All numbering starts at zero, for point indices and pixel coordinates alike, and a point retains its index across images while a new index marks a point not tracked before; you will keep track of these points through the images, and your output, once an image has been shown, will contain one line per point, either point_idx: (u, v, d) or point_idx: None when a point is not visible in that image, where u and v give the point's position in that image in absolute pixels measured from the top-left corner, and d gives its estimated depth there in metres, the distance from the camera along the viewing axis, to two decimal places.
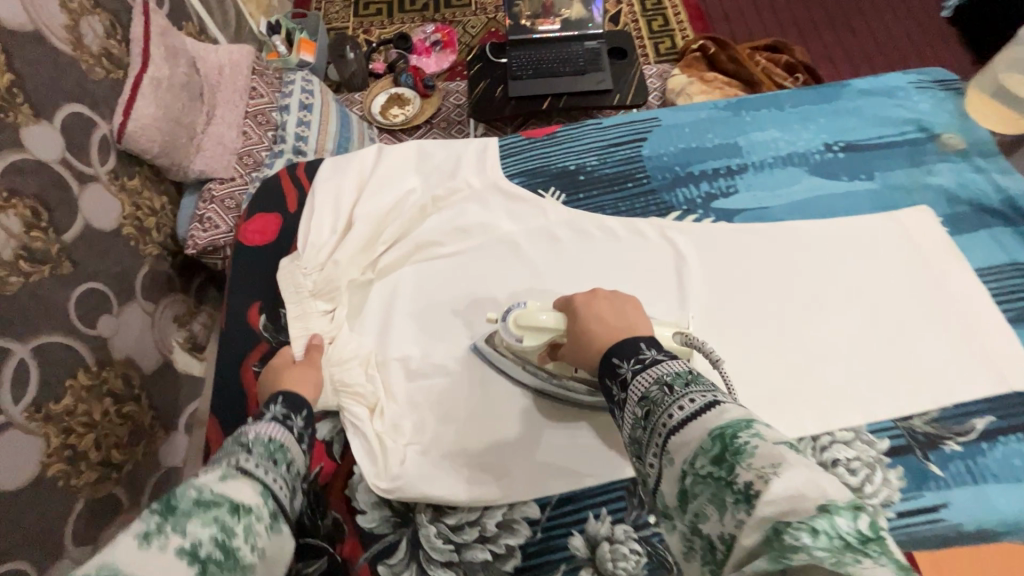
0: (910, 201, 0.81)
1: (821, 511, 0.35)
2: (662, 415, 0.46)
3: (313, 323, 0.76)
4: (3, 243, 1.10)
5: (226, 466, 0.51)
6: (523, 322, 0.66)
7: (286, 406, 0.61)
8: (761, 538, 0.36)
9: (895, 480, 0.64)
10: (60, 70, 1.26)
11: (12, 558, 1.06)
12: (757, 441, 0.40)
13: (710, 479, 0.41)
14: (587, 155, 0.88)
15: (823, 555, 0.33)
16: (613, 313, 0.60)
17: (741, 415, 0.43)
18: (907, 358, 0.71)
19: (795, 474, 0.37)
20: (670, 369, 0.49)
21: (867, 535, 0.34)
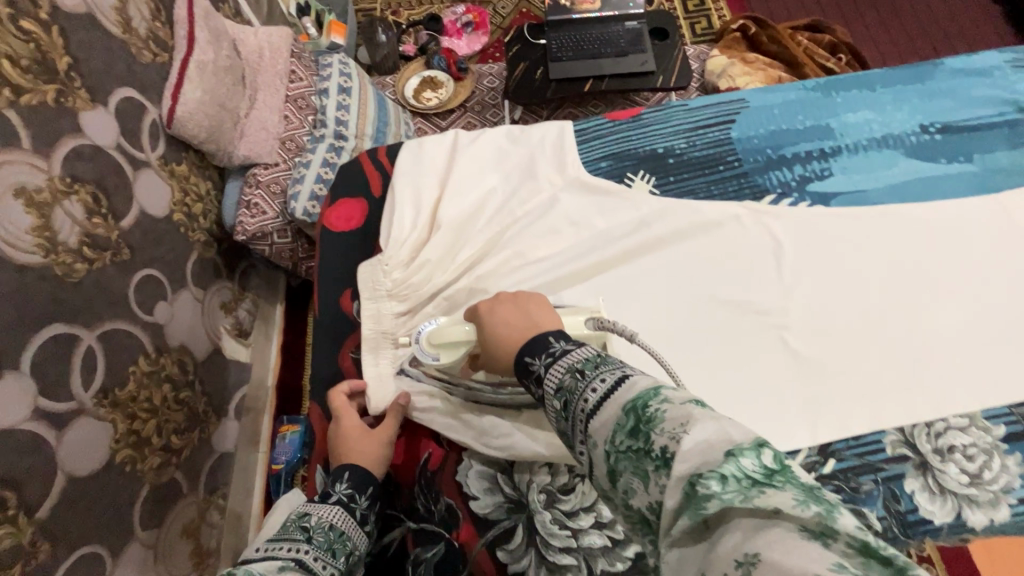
0: (1011, 183, 0.79)
1: (727, 455, 0.35)
2: (578, 402, 0.46)
3: (387, 326, 0.75)
4: (69, 229, 1.09)
5: (284, 554, 0.53)
6: (434, 339, 0.67)
7: (351, 486, 0.62)
8: (681, 496, 0.36)
9: (1014, 466, 0.63)
10: (112, 53, 1.24)
11: (89, 541, 1.07)
12: (666, 405, 0.41)
13: (632, 452, 0.40)
14: (675, 139, 0.86)
15: (731, 497, 0.33)
16: (515, 312, 0.61)
17: (649, 384, 0.44)
18: (1017, 345, 0.69)
19: (702, 426, 0.38)
20: (579, 357, 0.50)
21: (771, 469, 0.35)
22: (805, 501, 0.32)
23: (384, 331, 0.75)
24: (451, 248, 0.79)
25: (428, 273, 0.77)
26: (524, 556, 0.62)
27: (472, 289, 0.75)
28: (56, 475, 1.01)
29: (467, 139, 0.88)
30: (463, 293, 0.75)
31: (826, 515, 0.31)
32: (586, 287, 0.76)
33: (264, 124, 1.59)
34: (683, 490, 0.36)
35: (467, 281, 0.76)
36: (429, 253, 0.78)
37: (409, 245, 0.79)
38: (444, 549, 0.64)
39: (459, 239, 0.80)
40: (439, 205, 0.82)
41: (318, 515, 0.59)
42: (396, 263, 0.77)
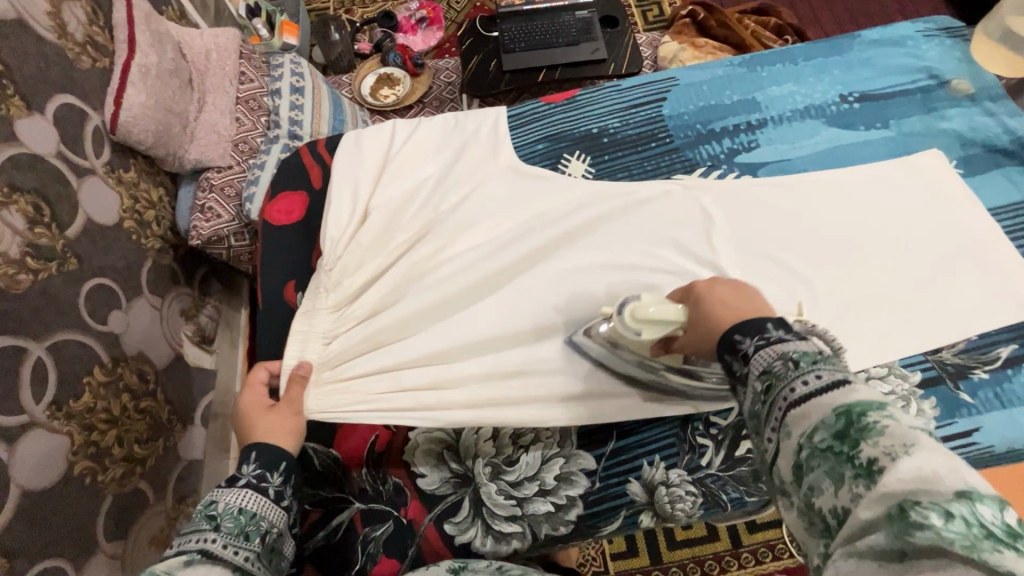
0: (923, 144, 0.83)
1: (960, 496, 0.33)
2: (786, 388, 0.43)
3: (319, 320, 0.71)
4: (9, 239, 1.07)
5: (192, 546, 0.54)
6: (638, 314, 0.61)
7: (260, 466, 0.60)
8: (882, 513, 0.35)
9: (929, 409, 0.68)
10: (47, 59, 1.21)
11: (49, 555, 1.06)
12: (889, 422, 0.38)
13: (831, 453, 0.39)
14: (608, 119, 0.88)
15: (954, 538, 0.32)
16: (734, 295, 0.54)
17: (873, 396, 0.40)
18: (934, 292, 0.73)
19: (931, 457, 0.35)
20: (796, 347, 0.45)
21: (1015, 531, 0.32)
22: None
23: (314, 327, 0.71)
24: (386, 231, 0.79)
25: (366, 263, 0.76)
26: (471, 528, 0.65)
27: (409, 276, 0.75)
28: (9, 489, 0.99)
29: (403, 128, 0.89)
30: (402, 281, 0.75)
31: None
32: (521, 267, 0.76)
33: (215, 127, 1.57)
34: (890, 509, 0.34)
35: (406, 265, 0.76)
36: (364, 239, 0.77)
37: (346, 240, 0.77)
38: (393, 527, 0.65)
39: (394, 222, 0.80)
40: (377, 196, 0.82)
41: (226, 500, 0.58)
42: (331, 262, 0.75)
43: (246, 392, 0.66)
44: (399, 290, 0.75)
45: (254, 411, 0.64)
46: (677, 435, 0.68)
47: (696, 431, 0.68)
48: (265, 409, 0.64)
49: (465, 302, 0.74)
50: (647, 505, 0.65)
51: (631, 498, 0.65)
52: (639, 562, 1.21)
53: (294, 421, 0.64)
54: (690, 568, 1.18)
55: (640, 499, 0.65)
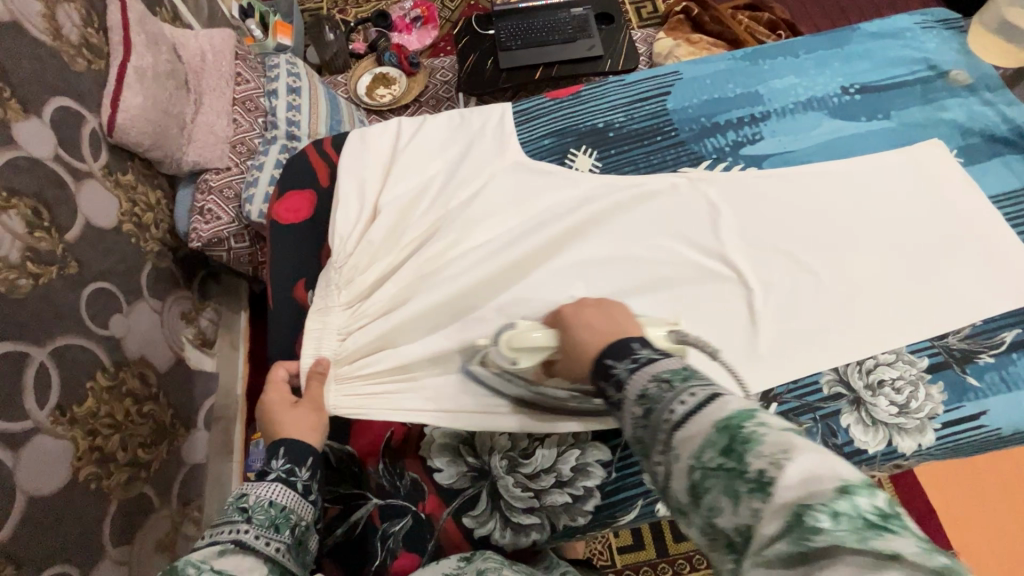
0: (924, 134, 0.84)
1: (841, 491, 0.33)
2: (664, 411, 0.44)
3: (331, 317, 0.72)
4: (9, 244, 1.06)
5: (225, 538, 0.56)
6: (513, 343, 0.62)
7: (288, 460, 0.60)
8: (780, 524, 0.34)
9: (937, 394, 0.69)
10: (42, 61, 1.20)
11: (57, 561, 1.05)
12: (765, 429, 0.39)
13: (722, 472, 0.39)
14: (614, 113, 0.89)
15: (845, 536, 0.31)
16: (602, 318, 0.58)
17: (746, 405, 0.41)
18: (937, 281, 0.74)
19: (807, 457, 0.36)
20: (665, 366, 0.47)
21: (887, 512, 0.33)
22: (932, 552, 0.30)
23: (328, 323, 0.72)
24: (395, 230, 0.79)
25: (377, 262, 0.77)
26: (489, 521, 0.65)
27: (419, 276, 0.75)
28: (15, 496, 0.99)
29: (409, 126, 0.89)
30: (411, 280, 0.75)
31: (955, 569, 0.29)
32: (531, 264, 0.77)
33: (212, 128, 1.56)
34: (787, 518, 0.34)
35: (416, 265, 0.76)
36: (372, 237, 0.77)
37: (355, 238, 0.78)
38: (411, 522, 0.65)
39: (404, 222, 0.80)
40: (384, 194, 0.81)
41: (257, 493, 0.59)
42: (342, 259, 0.76)
43: (268, 391, 0.67)
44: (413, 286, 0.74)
45: (276, 408, 0.65)
46: None
47: None
48: (286, 405, 0.65)
49: (477, 298, 0.74)
50: None
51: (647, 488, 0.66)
52: (645, 554, 1.22)
53: (313, 418, 0.64)
54: (697, 560, 1.20)
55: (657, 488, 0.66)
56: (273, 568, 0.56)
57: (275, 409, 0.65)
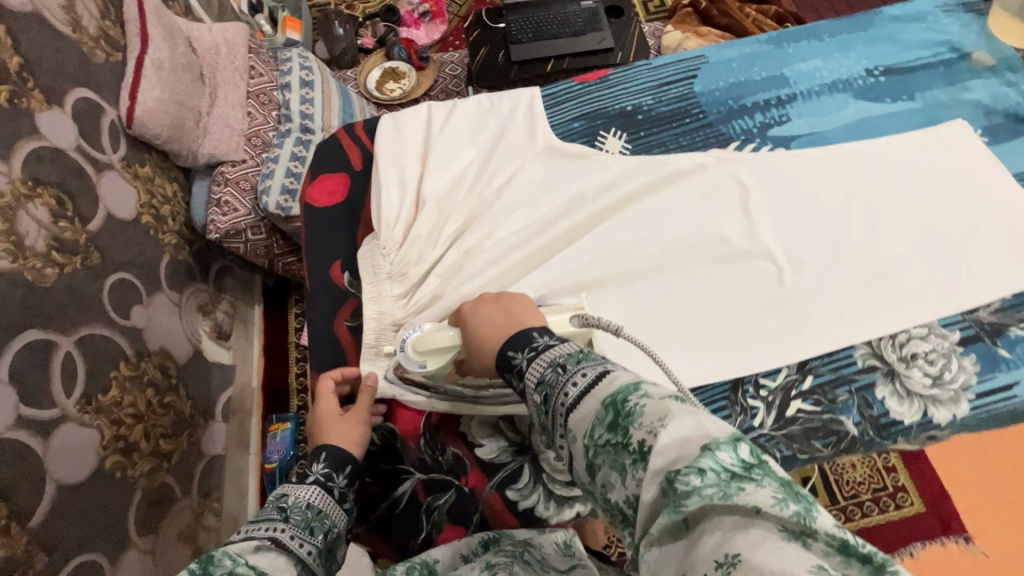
0: (949, 115, 0.85)
1: (704, 450, 0.37)
2: (558, 396, 0.47)
3: (387, 306, 0.74)
4: (35, 233, 1.06)
5: (261, 534, 0.49)
6: (420, 346, 0.65)
7: (328, 465, 0.59)
8: (658, 491, 0.37)
9: (970, 365, 0.70)
10: (63, 51, 1.20)
11: (87, 548, 1.05)
12: (646, 400, 0.41)
13: (610, 447, 0.42)
14: (642, 96, 0.90)
15: (712, 493, 0.35)
16: (500, 311, 0.60)
17: (629, 379, 0.44)
18: (965, 259, 0.75)
19: (680, 422, 0.39)
20: (563, 352, 0.50)
21: (748, 462, 0.36)
22: (786, 499, 0.34)
23: (385, 313, 0.74)
24: (438, 221, 0.80)
25: (421, 250, 0.78)
26: (533, 494, 0.65)
27: (460, 263, 0.76)
28: (45, 483, 0.99)
29: (440, 110, 0.89)
30: (453, 268, 0.76)
31: (805, 514, 0.34)
32: (566, 245, 0.78)
33: (228, 121, 1.56)
34: (661, 485, 0.37)
35: (456, 253, 0.77)
36: (420, 229, 0.78)
37: (401, 225, 0.79)
38: (455, 495, 0.66)
39: (445, 211, 0.81)
40: (424, 180, 0.82)
41: (295, 494, 0.55)
42: (391, 246, 0.78)
43: (319, 401, 0.68)
44: (457, 272, 0.76)
45: (326, 419, 0.65)
46: (729, 398, 0.70)
47: (747, 393, 0.70)
48: (335, 416, 0.66)
49: (515, 277, 0.75)
50: None
51: None
52: None
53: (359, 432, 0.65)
54: None
55: None
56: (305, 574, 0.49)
57: (324, 422, 0.65)
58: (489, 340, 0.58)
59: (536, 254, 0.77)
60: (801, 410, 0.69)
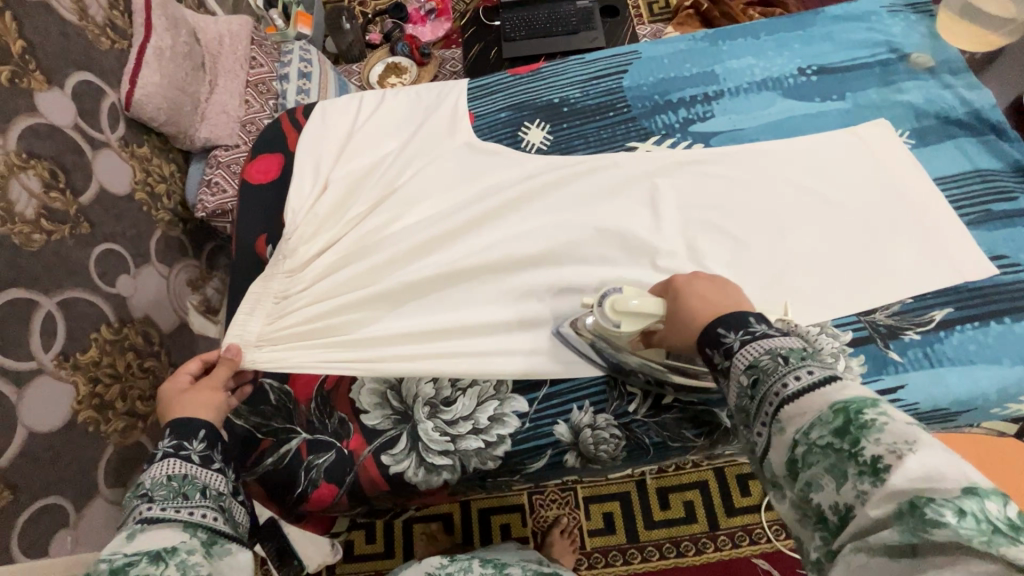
0: (876, 116, 0.84)
1: (967, 492, 0.32)
2: (774, 385, 0.43)
3: (274, 283, 0.76)
4: (26, 201, 1.13)
5: (130, 525, 0.54)
6: (619, 306, 0.62)
7: (174, 437, 0.61)
8: (890, 511, 0.34)
9: (857, 366, 0.69)
10: (68, 39, 1.30)
11: (52, 493, 1.10)
12: (886, 417, 0.37)
13: (831, 450, 0.38)
14: (570, 89, 0.92)
15: (971, 535, 0.31)
16: (714, 290, 0.57)
17: (865, 393, 0.40)
18: (875, 259, 0.75)
19: (932, 453, 0.35)
20: (784, 343, 0.45)
21: (1019, 522, 0.32)
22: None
23: (269, 288, 0.75)
24: (342, 205, 0.83)
25: (317, 229, 0.80)
26: (406, 459, 0.69)
27: (359, 245, 0.79)
28: (17, 430, 1.04)
29: (373, 100, 0.93)
30: (350, 249, 0.78)
31: None
32: (468, 232, 0.80)
33: (224, 108, 1.64)
34: (899, 506, 0.34)
35: (360, 235, 0.79)
36: (319, 210, 0.81)
37: (307, 204, 0.82)
38: (335, 456, 0.70)
39: (354, 196, 0.84)
40: (338, 166, 0.86)
41: (151, 476, 0.58)
42: (292, 225, 0.80)
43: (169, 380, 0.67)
44: (361, 251, 0.78)
45: (173, 396, 0.65)
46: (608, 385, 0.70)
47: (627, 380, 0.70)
48: (184, 390, 0.65)
49: (413, 260, 0.78)
50: (572, 445, 0.69)
51: (557, 438, 0.69)
52: (615, 539, 1.30)
53: (211, 395, 0.65)
54: (666, 547, 1.27)
55: (566, 439, 0.69)
56: (199, 531, 0.55)
57: (169, 400, 0.64)
58: (697, 315, 0.54)
59: (435, 237, 0.78)
60: (678, 398, 0.69)
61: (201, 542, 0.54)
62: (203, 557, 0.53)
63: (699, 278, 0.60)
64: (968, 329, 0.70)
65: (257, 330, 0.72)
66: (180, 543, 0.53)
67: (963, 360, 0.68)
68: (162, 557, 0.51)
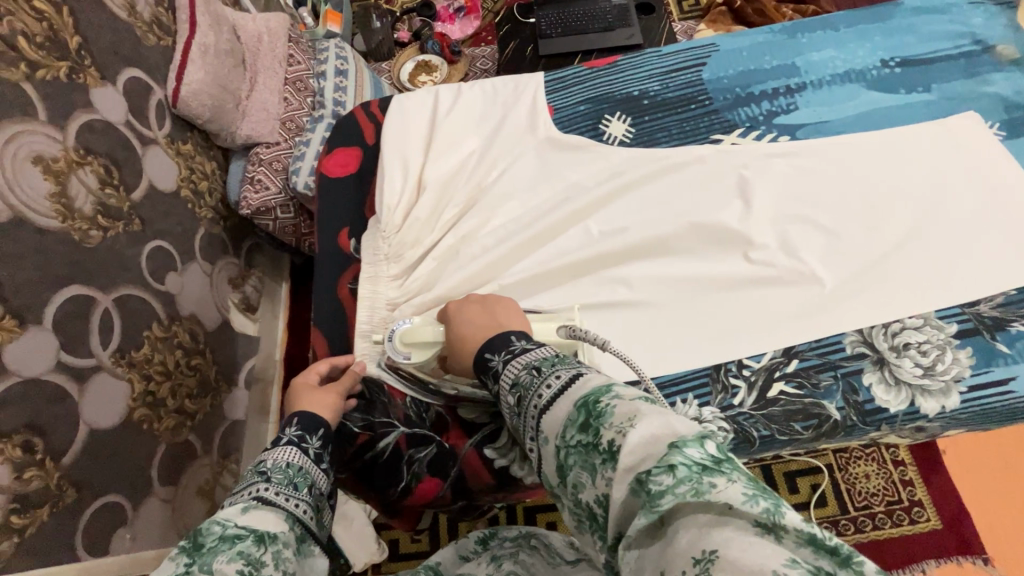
0: (964, 108, 0.84)
1: (672, 448, 0.34)
2: (533, 398, 0.45)
3: (383, 289, 0.79)
4: (82, 198, 0.97)
5: (245, 496, 0.50)
6: (406, 338, 0.69)
7: (301, 428, 0.59)
8: (628, 491, 0.35)
9: (965, 358, 0.68)
10: (118, 35, 1.10)
11: (112, 490, 0.97)
12: (617, 400, 0.39)
13: (581, 447, 0.40)
14: (649, 81, 0.92)
15: (685, 491, 0.32)
16: (483, 314, 0.62)
17: (602, 380, 0.42)
18: (972, 247, 0.74)
19: (649, 422, 0.37)
20: (537, 356, 0.49)
21: (717, 459, 0.34)
22: (755, 495, 0.32)
23: (379, 294, 0.78)
24: (437, 208, 0.84)
25: (419, 233, 0.82)
26: (510, 453, 0.69)
27: (455, 250, 0.80)
28: (79, 427, 0.91)
29: (450, 94, 0.93)
30: (448, 252, 0.80)
31: (774, 508, 0.31)
32: (560, 231, 0.80)
33: (264, 105, 1.39)
34: (631, 484, 0.35)
35: (453, 238, 0.80)
36: (418, 214, 0.82)
37: (402, 207, 0.83)
38: (436, 450, 0.70)
39: (445, 198, 0.85)
40: (426, 164, 0.86)
41: (273, 458, 0.56)
42: (391, 230, 0.81)
43: (300, 375, 0.68)
44: (457, 252, 0.80)
45: (302, 392, 0.65)
46: (710, 377, 0.70)
47: (729, 372, 0.70)
48: (312, 388, 0.66)
49: (510, 260, 0.78)
50: None
51: None
52: None
53: (333, 398, 0.65)
54: None
55: None
56: (298, 525, 0.51)
57: (297, 392, 0.65)
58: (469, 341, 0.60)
59: (528, 234, 0.79)
60: (783, 391, 0.69)
61: (296, 537, 0.50)
62: (295, 556, 0.48)
63: (472, 302, 0.66)
64: None
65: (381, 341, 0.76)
66: (280, 532, 0.48)
67: None
68: (266, 540, 0.47)
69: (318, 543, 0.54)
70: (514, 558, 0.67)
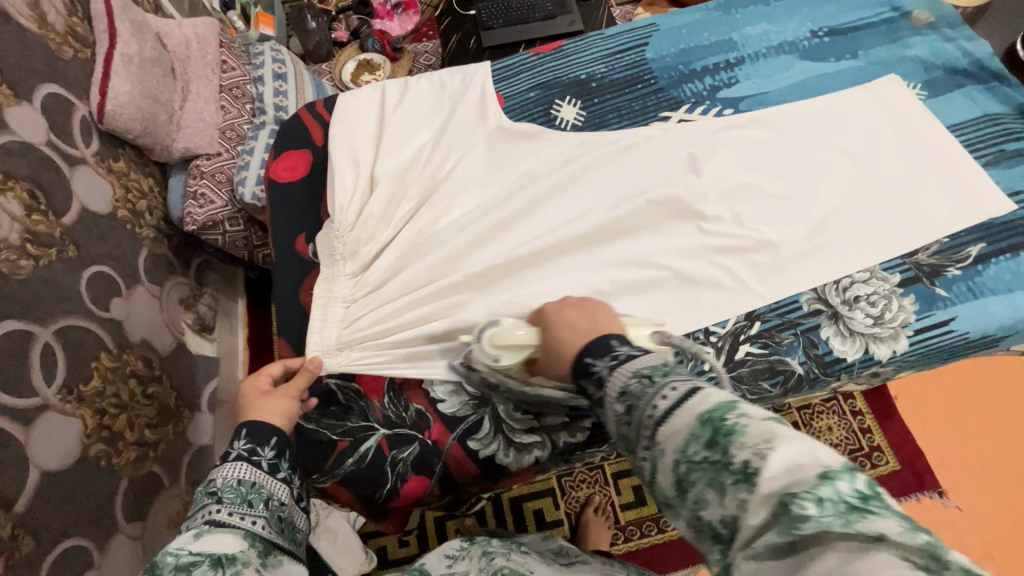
0: (888, 71, 0.89)
1: (822, 477, 0.32)
2: (647, 407, 0.41)
3: (338, 287, 0.76)
4: (6, 226, 0.90)
5: (198, 522, 0.50)
6: (496, 339, 0.64)
7: (251, 440, 0.57)
8: (769, 513, 0.32)
9: (909, 305, 0.73)
10: (29, 49, 1.01)
11: (73, 533, 0.91)
12: (747, 420, 0.36)
13: (706, 464, 0.36)
14: (596, 64, 0.93)
15: (832, 521, 0.30)
16: (583, 317, 0.58)
17: (727, 395, 0.38)
18: (907, 201, 0.78)
19: (791, 444, 0.34)
20: (647, 363, 0.44)
21: (868, 493, 0.31)
22: (914, 529, 0.29)
23: (335, 292, 0.76)
24: (392, 202, 0.82)
25: (374, 229, 0.79)
26: (493, 443, 0.69)
27: (414, 242, 0.78)
28: (28, 472, 0.85)
29: (397, 89, 0.91)
30: (407, 247, 0.78)
31: (940, 544, 0.28)
32: (520, 219, 0.79)
33: (200, 115, 1.31)
34: (773, 508, 0.32)
35: (409, 231, 0.79)
36: (372, 209, 0.79)
37: (355, 205, 0.80)
38: (419, 449, 0.69)
39: (400, 191, 0.83)
40: (378, 161, 0.84)
41: (223, 476, 0.54)
42: (345, 228, 0.78)
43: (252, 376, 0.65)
44: (418, 245, 0.78)
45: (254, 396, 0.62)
46: None
47: (698, 340, 0.73)
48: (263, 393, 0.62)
49: (471, 250, 0.77)
50: None
51: None
52: (648, 510, 1.24)
53: (287, 405, 0.62)
54: None
55: None
56: (258, 540, 0.51)
57: (246, 399, 0.62)
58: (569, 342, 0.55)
59: (488, 224, 0.78)
60: (750, 352, 0.72)
61: (259, 552, 0.50)
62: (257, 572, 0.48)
63: (568, 304, 0.62)
64: (1003, 260, 0.75)
65: (336, 336, 0.73)
66: (239, 552, 0.48)
67: (1002, 289, 0.74)
68: (223, 562, 0.47)
69: (287, 552, 0.54)
70: (507, 556, 0.75)
